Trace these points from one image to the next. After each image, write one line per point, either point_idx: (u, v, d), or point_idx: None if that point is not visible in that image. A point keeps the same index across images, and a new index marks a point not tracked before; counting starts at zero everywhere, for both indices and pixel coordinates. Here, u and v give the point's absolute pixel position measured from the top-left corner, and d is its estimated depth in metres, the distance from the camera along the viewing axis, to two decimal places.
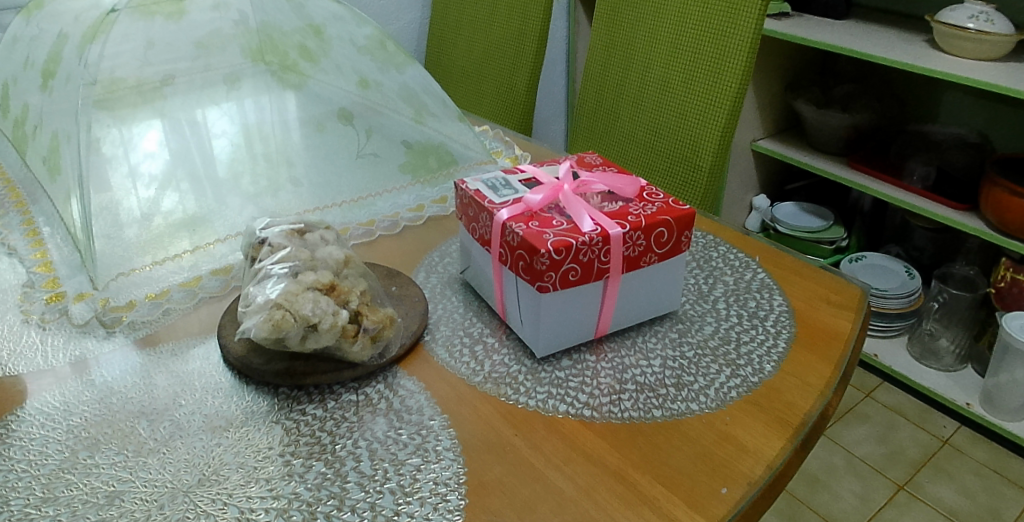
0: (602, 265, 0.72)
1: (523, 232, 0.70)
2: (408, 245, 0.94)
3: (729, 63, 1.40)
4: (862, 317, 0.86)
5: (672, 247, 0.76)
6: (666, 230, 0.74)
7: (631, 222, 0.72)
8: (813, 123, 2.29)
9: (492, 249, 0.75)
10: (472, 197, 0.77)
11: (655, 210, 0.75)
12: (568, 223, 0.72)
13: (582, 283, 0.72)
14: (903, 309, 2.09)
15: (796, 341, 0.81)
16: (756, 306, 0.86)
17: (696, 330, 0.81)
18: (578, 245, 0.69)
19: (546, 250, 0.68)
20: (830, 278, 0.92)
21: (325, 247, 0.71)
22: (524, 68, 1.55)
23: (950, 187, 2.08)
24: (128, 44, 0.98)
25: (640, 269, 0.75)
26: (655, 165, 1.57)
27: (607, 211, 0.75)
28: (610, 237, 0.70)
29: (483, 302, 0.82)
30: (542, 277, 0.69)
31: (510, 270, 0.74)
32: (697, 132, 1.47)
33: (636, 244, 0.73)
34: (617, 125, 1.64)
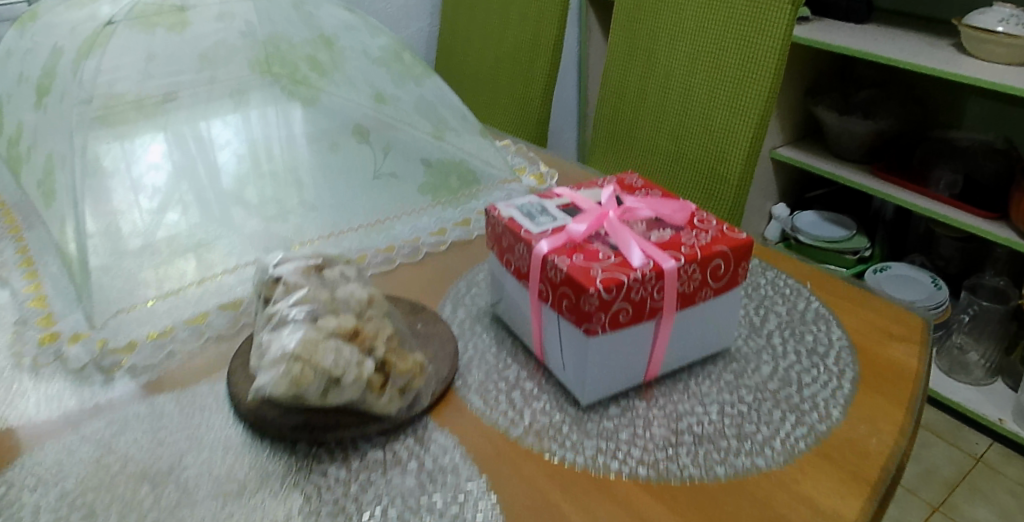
0: (655, 304, 0.64)
1: (568, 267, 0.63)
2: (432, 273, 0.87)
3: (757, 67, 1.31)
4: (926, 352, 0.78)
5: (729, 280, 0.68)
6: (723, 261, 0.67)
7: (686, 254, 0.65)
8: (834, 130, 2.20)
9: (530, 284, 0.68)
10: (507, 226, 0.70)
11: (711, 240, 0.67)
12: (615, 256, 0.64)
13: (632, 324, 0.64)
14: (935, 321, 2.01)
15: (861, 382, 0.74)
16: (812, 340, 0.79)
17: (752, 370, 0.73)
18: (630, 282, 0.61)
19: (595, 289, 0.60)
20: (888, 306, 0.84)
21: (346, 285, 0.64)
22: (539, 75, 1.48)
23: (979, 195, 2.00)
24: (127, 57, 0.91)
25: (695, 306, 0.67)
26: (679, 176, 1.47)
27: (656, 241, 0.67)
28: (663, 272, 0.63)
29: (518, 340, 0.75)
30: (589, 319, 0.61)
31: (551, 308, 0.66)
32: (724, 140, 1.38)
33: (692, 279, 0.65)
34: (637, 134, 1.54)
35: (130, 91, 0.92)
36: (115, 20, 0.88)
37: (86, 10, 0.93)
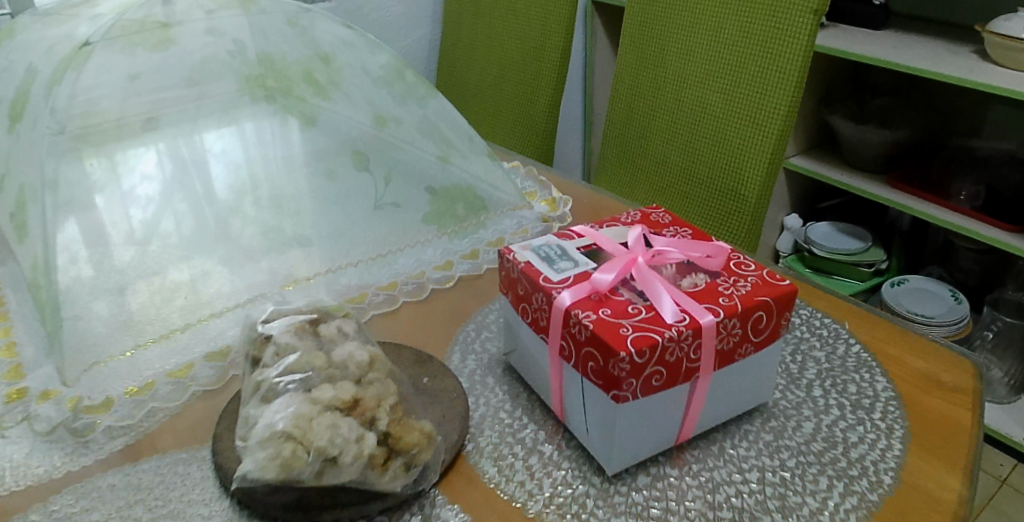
0: (691, 364, 0.57)
1: (594, 324, 0.56)
2: (438, 314, 0.80)
3: (780, 72, 1.16)
4: (980, 403, 0.70)
5: (770, 333, 0.61)
6: (765, 313, 0.60)
7: (724, 306, 0.58)
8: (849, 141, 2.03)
9: (550, 340, 0.61)
10: (523, 273, 0.63)
11: (751, 289, 0.60)
12: (646, 310, 0.58)
13: (666, 388, 0.57)
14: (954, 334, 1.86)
15: (913, 440, 0.66)
16: (856, 391, 0.71)
17: (793, 429, 0.66)
18: (664, 343, 0.55)
19: (626, 352, 0.53)
20: (934, 351, 0.77)
21: (343, 345, 0.58)
22: (546, 87, 1.40)
23: (1001, 204, 1.83)
24: (108, 76, 0.83)
25: (734, 363, 0.60)
26: (691, 196, 1.33)
27: (689, 290, 0.61)
28: (701, 329, 0.56)
29: (534, 395, 0.69)
30: (619, 385, 0.55)
31: (574, 368, 0.59)
32: (741, 158, 1.24)
33: (731, 334, 0.59)
34: (647, 150, 1.40)
35: (112, 108, 0.85)
36: (92, 41, 0.81)
37: (65, 27, 0.86)
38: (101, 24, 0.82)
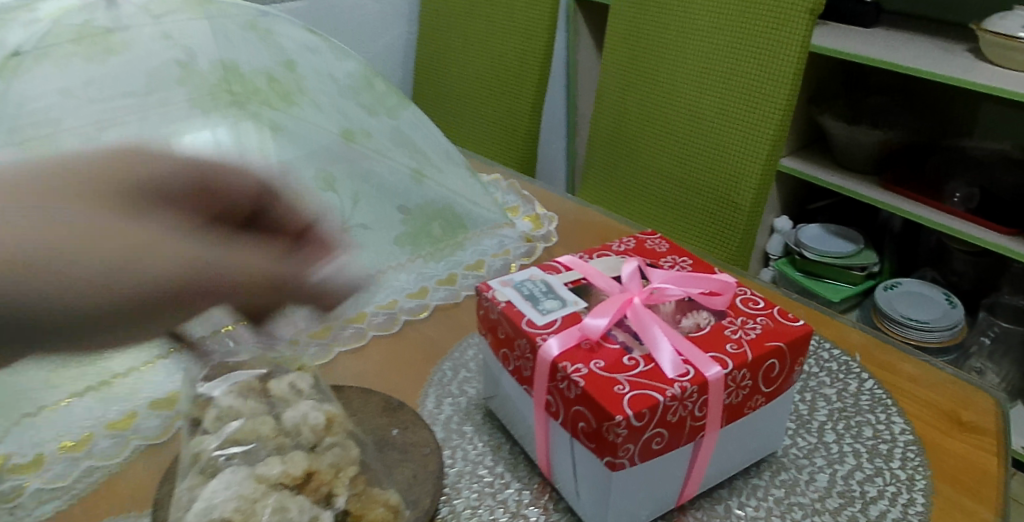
0: (696, 423, 0.50)
1: (584, 382, 0.49)
2: (410, 350, 0.73)
3: (775, 73, 1.06)
4: (1004, 446, 0.63)
5: (782, 382, 0.55)
6: (777, 360, 0.53)
7: (732, 356, 0.51)
8: (840, 142, 1.65)
9: (536, 393, 0.54)
10: (505, 315, 0.55)
11: (761, 333, 0.54)
12: (644, 361, 0.50)
13: (667, 451, 0.50)
14: (938, 343, 1.50)
15: (936, 494, 0.58)
16: (872, 435, 0.64)
17: (806, 483, 0.60)
18: (665, 403, 0.47)
19: (623, 416, 0.46)
20: (950, 386, 0.69)
21: (296, 406, 0.53)
22: (528, 90, 1.32)
23: (998, 207, 1.49)
24: (49, 78, 0.69)
25: (743, 417, 0.54)
26: (680, 208, 1.21)
27: (693, 334, 0.54)
28: (706, 384, 0.49)
29: (519, 448, 0.62)
30: (615, 452, 0.47)
31: (563, 426, 0.52)
32: (733, 166, 1.12)
33: (742, 386, 0.52)
34: (634, 157, 1.28)
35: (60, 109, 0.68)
36: (22, 50, 0.67)
37: None
38: (35, 30, 0.69)
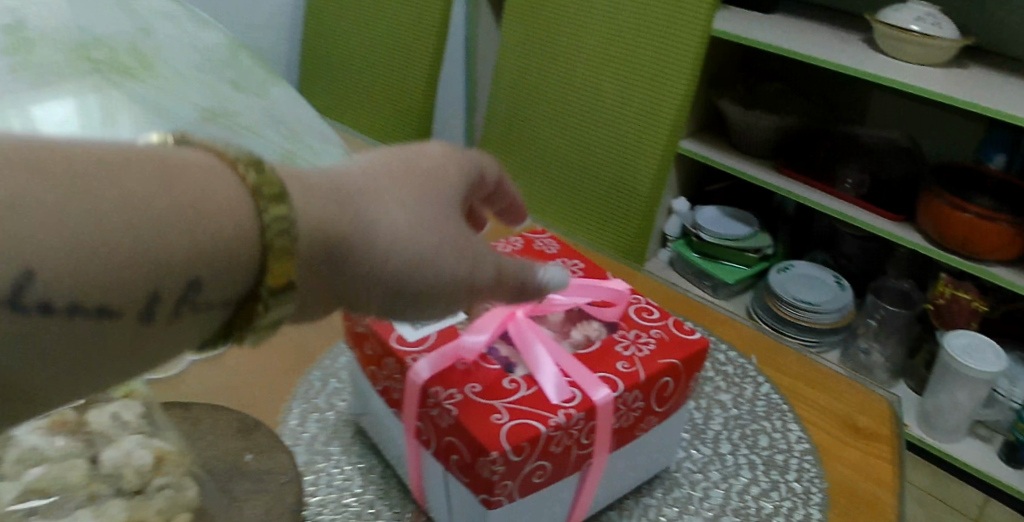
0: (582, 451, 0.45)
1: (458, 411, 0.43)
2: (273, 359, 0.65)
3: (678, 59, 1.02)
4: (898, 453, 0.61)
5: (676, 400, 0.50)
6: (672, 378, 0.49)
7: (623, 375, 0.46)
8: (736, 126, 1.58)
9: (406, 420, 0.47)
10: (373, 331, 0.49)
11: (655, 349, 0.49)
12: (526, 385, 0.45)
13: (551, 483, 0.45)
14: (828, 325, 1.51)
15: (833, 509, 0.56)
16: (768, 445, 0.61)
17: (699, 501, 0.56)
18: (548, 433, 0.42)
19: (499, 453, 0.41)
20: (845, 389, 0.68)
21: (121, 439, 0.45)
22: (422, 65, 1.23)
23: (889, 196, 1.50)
24: None
25: (635, 439, 0.49)
26: (577, 197, 1.16)
27: (582, 350, 0.49)
28: (594, 409, 0.44)
29: (392, 470, 0.56)
30: (490, 490, 0.42)
31: (436, 458, 0.46)
32: (633, 155, 1.09)
33: (633, 408, 0.47)
34: (531, 140, 1.20)
35: None
36: None
37: None
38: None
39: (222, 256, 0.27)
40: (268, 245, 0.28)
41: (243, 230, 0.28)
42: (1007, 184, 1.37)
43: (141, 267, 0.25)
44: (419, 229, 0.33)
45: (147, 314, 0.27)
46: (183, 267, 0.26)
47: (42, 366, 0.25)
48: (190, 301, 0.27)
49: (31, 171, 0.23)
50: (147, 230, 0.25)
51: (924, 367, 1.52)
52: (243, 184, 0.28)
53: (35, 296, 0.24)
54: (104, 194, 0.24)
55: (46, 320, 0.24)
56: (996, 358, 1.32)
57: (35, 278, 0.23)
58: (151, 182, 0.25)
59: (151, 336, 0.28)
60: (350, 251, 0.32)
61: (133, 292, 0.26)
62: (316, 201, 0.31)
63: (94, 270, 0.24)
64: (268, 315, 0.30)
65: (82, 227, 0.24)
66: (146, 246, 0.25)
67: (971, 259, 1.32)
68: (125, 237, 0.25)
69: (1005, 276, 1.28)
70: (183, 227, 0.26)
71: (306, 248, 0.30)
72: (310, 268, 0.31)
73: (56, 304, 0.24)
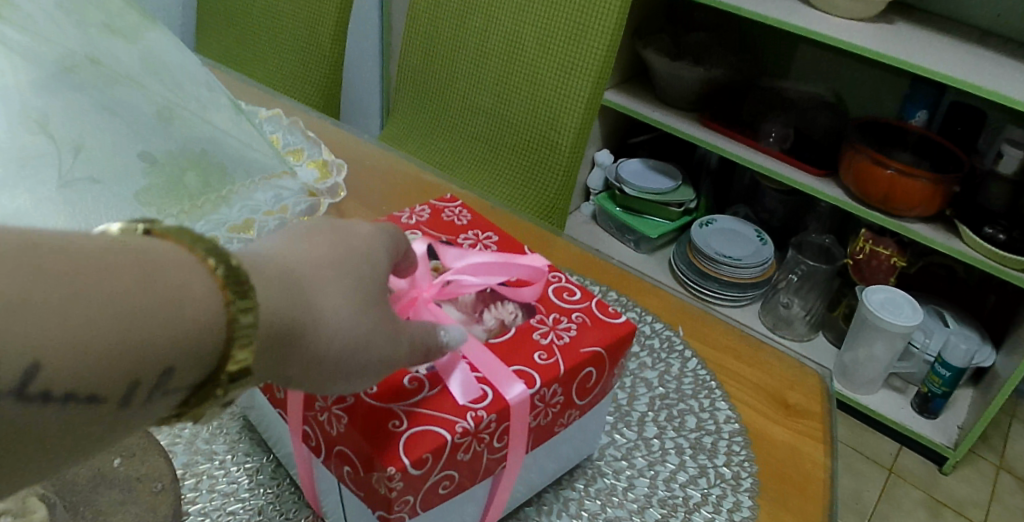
0: (493, 455, 0.41)
1: (351, 421, 0.38)
2: None
3: (601, 4, 0.95)
4: (828, 430, 0.59)
5: (599, 391, 0.47)
6: (595, 368, 0.45)
7: (540, 370, 0.42)
8: (663, 77, 1.54)
9: (299, 424, 0.43)
10: None
11: (576, 336, 0.45)
12: (430, 383, 0.41)
13: (460, 492, 0.41)
14: (751, 279, 1.51)
15: (762, 495, 0.54)
16: (695, 426, 0.58)
17: (623, 491, 0.53)
18: (453, 442, 0.38)
19: (396, 470, 0.36)
20: (776, 363, 0.65)
21: None
22: (330, 6, 1.12)
23: (812, 149, 1.48)
24: None
25: (552, 435, 0.46)
26: (497, 152, 1.09)
27: (494, 338, 0.44)
28: (505, 409, 0.40)
29: (285, 469, 0.50)
30: (388, 508, 0.38)
31: (329, 468, 0.42)
32: (552, 109, 1.01)
33: (552, 403, 0.43)
34: (450, 91, 1.13)
35: None
36: None
37: None
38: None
39: (192, 344, 0.27)
40: (236, 338, 0.28)
41: (215, 325, 0.27)
42: (927, 140, 1.36)
43: (124, 359, 0.25)
44: (351, 321, 0.32)
45: (124, 404, 0.26)
46: (161, 360, 0.26)
47: (17, 461, 0.24)
48: (162, 389, 0.27)
49: (30, 271, 0.23)
50: (133, 324, 0.25)
51: (842, 320, 1.52)
52: (212, 277, 0.28)
53: (33, 386, 0.23)
54: (93, 291, 0.24)
55: (39, 410, 0.24)
56: (912, 312, 1.34)
57: (41, 369, 0.23)
58: (133, 279, 0.25)
59: (122, 423, 0.27)
60: (299, 339, 0.31)
61: (113, 379, 0.25)
62: (271, 292, 0.30)
63: (85, 362, 0.24)
64: (225, 397, 0.30)
65: (78, 322, 0.24)
66: (130, 341, 0.25)
67: (891, 215, 1.32)
68: (116, 330, 0.25)
69: (921, 232, 1.29)
70: (165, 320, 0.26)
71: (265, 338, 0.30)
72: (267, 354, 0.30)
73: (53, 393, 0.23)
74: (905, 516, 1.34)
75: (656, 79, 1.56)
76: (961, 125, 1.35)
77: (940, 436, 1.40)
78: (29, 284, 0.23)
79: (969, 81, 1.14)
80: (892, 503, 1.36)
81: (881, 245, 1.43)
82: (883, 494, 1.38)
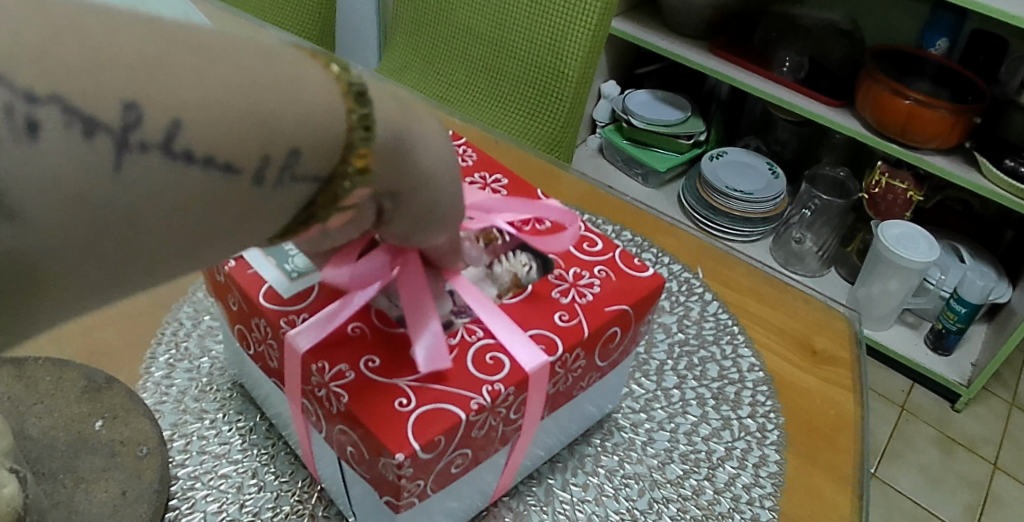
0: (509, 427, 0.40)
1: (352, 401, 0.37)
2: (119, 325, 0.52)
3: None
4: (857, 379, 0.56)
5: (623, 351, 0.46)
6: (620, 327, 0.44)
7: (561, 331, 0.41)
8: (672, 4, 1.45)
9: (293, 400, 0.41)
10: (245, 287, 0.42)
11: (599, 295, 0.44)
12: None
13: (471, 468, 0.40)
14: (762, 214, 1.46)
15: (789, 448, 0.50)
16: (717, 376, 0.55)
17: (643, 447, 0.50)
18: (468, 421, 0.37)
19: (405, 456, 0.35)
20: (802, 307, 0.61)
21: None
22: None
23: (829, 78, 1.40)
24: None
25: (571, 399, 0.45)
26: (499, 83, 1.03)
27: (511, 298, 0.43)
28: (523, 380, 0.39)
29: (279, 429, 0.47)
30: (397, 494, 0.36)
31: (327, 442, 0.40)
32: (558, 35, 0.95)
33: (573, 368, 0.42)
34: (449, 16, 1.05)
35: None
36: None
37: None
38: None
39: (319, 131, 0.24)
40: (355, 146, 0.26)
41: (336, 125, 0.25)
42: (947, 70, 1.28)
43: (255, 128, 0.23)
44: (449, 160, 0.32)
45: (256, 183, 0.24)
46: (290, 136, 0.23)
47: (145, 247, 0.22)
48: (291, 173, 0.24)
49: (151, 32, 0.20)
50: (263, 98, 0.22)
51: (857, 255, 1.48)
52: (331, 76, 0.25)
53: (178, 145, 0.21)
54: (221, 56, 0.21)
55: (183, 172, 0.21)
56: (929, 248, 1.29)
57: (182, 127, 0.21)
58: (252, 51, 0.23)
59: (255, 206, 0.24)
60: (408, 155, 0.29)
61: (248, 152, 0.23)
62: (383, 100, 0.28)
63: (219, 122, 0.22)
64: (348, 197, 0.27)
65: (213, 81, 0.21)
66: (261, 109, 0.22)
67: (909, 148, 1.26)
68: (246, 101, 0.22)
69: (936, 163, 1.24)
70: (291, 100, 0.23)
71: (383, 149, 0.28)
72: (384, 161, 0.28)
73: (196, 153, 0.21)
74: (916, 454, 1.33)
75: (664, 5, 1.47)
76: (984, 54, 1.26)
77: (953, 373, 1.37)
78: (159, 40, 0.20)
79: (982, 2, 1.07)
80: (904, 441, 1.35)
81: (899, 177, 1.37)
82: (895, 432, 1.36)
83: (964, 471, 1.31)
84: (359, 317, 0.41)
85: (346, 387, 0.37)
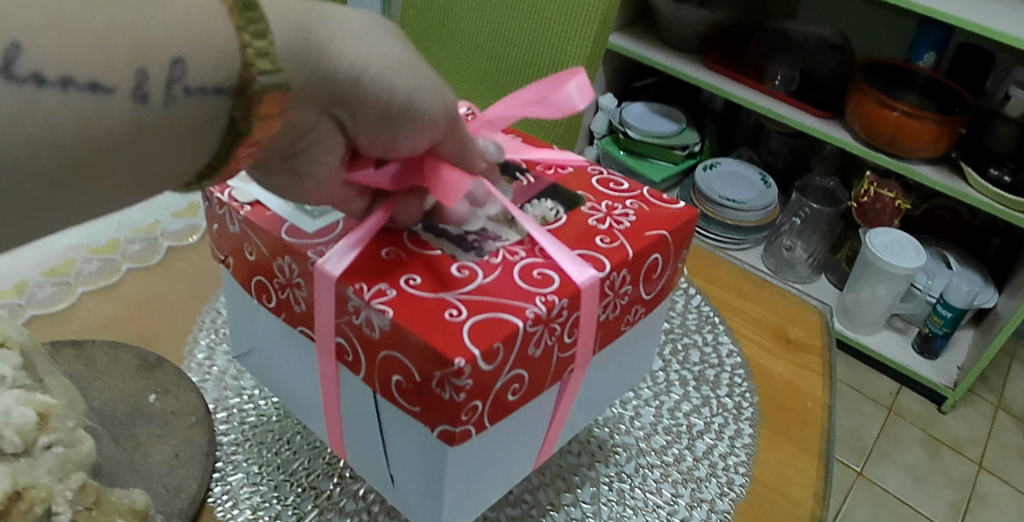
0: (564, 353, 0.43)
1: (394, 314, 0.39)
2: (164, 318, 0.59)
3: None
4: (827, 364, 0.62)
5: (661, 290, 0.50)
6: (660, 254, 0.48)
7: (602, 256, 0.44)
8: (665, 21, 1.52)
9: (319, 337, 0.43)
10: (253, 221, 0.45)
11: (637, 220, 0.48)
12: (484, 272, 0.42)
13: (524, 401, 0.42)
14: (754, 222, 1.52)
15: (763, 423, 0.56)
16: (698, 360, 0.61)
17: (631, 420, 0.56)
18: (526, 328, 0.39)
19: (466, 362, 0.36)
20: (780, 300, 0.67)
21: None
22: None
23: (819, 90, 1.46)
24: None
25: (620, 334, 0.48)
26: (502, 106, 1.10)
27: (550, 226, 0.47)
28: (578, 291, 0.42)
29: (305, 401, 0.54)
30: (456, 418, 0.38)
31: (362, 376, 0.42)
32: (556, 58, 1.02)
33: (621, 293, 0.45)
34: (453, 41, 1.13)
35: None
36: None
37: None
38: None
39: (206, 47, 0.28)
40: (253, 64, 0.29)
41: (230, 48, 0.29)
42: (936, 83, 1.34)
43: (123, 42, 0.26)
44: (393, 76, 0.35)
45: (141, 100, 0.27)
46: (165, 48, 0.27)
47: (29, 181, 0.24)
48: (182, 85, 0.28)
49: None
50: (122, 20, 0.26)
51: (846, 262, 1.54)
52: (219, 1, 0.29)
53: (23, 66, 0.23)
54: None
55: (38, 94, 0.24)
56: (915, 254, 1.35)
57: (22, 48, 0.24)
58: None
59: (153, 120, 0.28)
60: (324, 67, 0.33)
61: (119, 63, 0.26)
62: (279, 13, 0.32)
63: (76, 41, 0.25)
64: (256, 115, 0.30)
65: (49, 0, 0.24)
66: (122, 23, 0.26)
67: (896, 156, 1.32)
68: (106, 21, 0.25)
69: (928, 175, 1.29)
70: (153, 20, 0.27)
71: (285, 59, 0.31)
72: (293, 55, 0.32)
73: (47, 75, 0.24)
74: (903, 453, 1.39)
75: (659, 20, 1.54)
76: (970, 68, 1.34)
77: (940, 376, 1.43)
78: None
79: (964, 19, 1.14)
80: (892, 441, 1.40)
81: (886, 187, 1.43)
82: (883, 431, 1.42)
83: (952, 471, 1.36)
84: (390, 244, 0.44)
85: (390, 303, 0.39)
